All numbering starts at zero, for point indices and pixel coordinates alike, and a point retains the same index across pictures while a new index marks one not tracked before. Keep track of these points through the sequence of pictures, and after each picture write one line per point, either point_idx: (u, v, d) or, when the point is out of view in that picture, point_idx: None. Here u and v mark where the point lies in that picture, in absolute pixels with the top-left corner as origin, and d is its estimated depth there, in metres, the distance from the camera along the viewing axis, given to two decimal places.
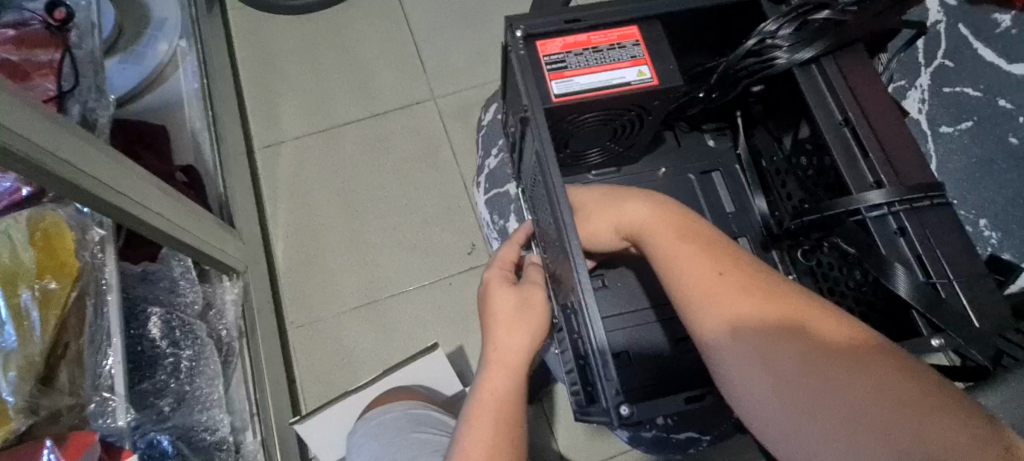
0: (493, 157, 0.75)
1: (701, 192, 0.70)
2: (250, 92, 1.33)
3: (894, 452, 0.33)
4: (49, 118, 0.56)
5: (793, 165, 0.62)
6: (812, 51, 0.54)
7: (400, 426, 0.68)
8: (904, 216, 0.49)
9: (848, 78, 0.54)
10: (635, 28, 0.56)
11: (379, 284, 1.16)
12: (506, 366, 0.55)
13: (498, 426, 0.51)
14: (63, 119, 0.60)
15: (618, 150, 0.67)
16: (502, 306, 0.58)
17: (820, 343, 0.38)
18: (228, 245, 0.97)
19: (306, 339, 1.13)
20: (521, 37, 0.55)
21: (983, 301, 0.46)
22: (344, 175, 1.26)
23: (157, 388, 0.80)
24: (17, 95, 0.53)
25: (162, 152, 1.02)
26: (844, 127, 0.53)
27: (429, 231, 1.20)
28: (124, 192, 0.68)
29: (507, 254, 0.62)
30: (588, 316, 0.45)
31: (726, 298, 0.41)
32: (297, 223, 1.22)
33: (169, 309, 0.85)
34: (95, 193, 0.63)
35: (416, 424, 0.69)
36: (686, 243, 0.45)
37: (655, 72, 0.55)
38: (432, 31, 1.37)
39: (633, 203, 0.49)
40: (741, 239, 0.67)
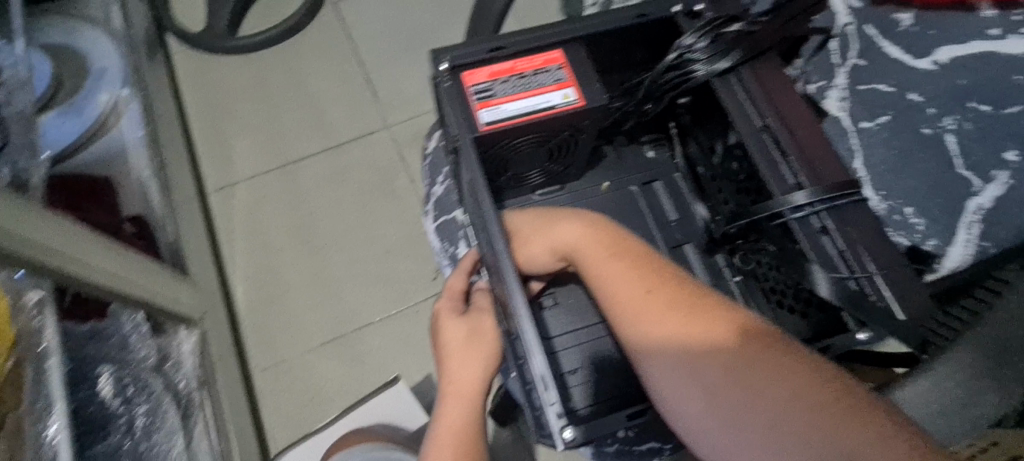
0: (439, 184, 0.75)
1: (644, 203, 0.72)
2: (201, 136, 1.32)
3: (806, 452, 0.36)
4: None
5: (726, 172, 0.64)
6: (728, 61, 0.56)
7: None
8: (825, 215, 0.51)
9: (763, 86, 0.56)
10: (559, 52, 0.58)
11: (344, 318, 1.15)
12: (460, 396, 0.55)
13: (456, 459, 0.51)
14: None
15: (557, 169, 0.68)
16: (452, 336, 0.58)
17: (739, 354, 0.41)
18: (181, 293, 0.96)
19: (273, 382, 1.10)
20: (447, 69, 0.56)
21: (905, 289, 0.48)
22: (302, 211, 1.24)
23: (111, 451, 0.74)
24: None
25: (108, 204, 1.00)
26: (764, 132, 0.55)
27: (392, 261, 1.19)
28: (61, 249, 0.66)
29: (455, 284, 0.62)
30: (527, 343, 0.46)
31: (654, 316, 0.44)
32: (256, 263, 1.20)
33: (121, 366, 0.81)
34: (27, 256, 0.60)
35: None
36: (616, 263, 0.48)
37: (581, 93, 0.57)
38: (381, 61, 1.38)
39: (567, 224, 0.51)
40: (685, 246, 0.69)
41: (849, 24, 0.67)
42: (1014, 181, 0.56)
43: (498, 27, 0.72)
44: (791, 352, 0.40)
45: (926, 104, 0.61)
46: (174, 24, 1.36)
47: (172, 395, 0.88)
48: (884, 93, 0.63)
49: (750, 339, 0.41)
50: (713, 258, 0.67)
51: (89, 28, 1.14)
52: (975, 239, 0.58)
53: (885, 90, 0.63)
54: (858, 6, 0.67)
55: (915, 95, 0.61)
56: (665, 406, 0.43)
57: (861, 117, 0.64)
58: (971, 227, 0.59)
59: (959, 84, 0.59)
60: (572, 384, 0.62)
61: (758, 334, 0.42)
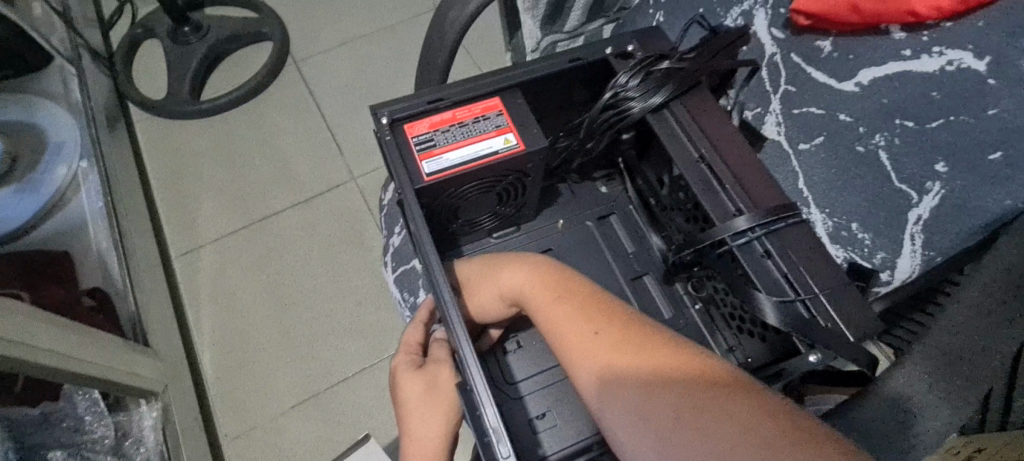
0: (396, 234, 0.75)
1: (601, 237, 0.72)
2: (164, 202, 1.31)
3: None
4: None
5: (674, 202, 0.65)
6: (660, 97, 0.58)
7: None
8: (766, 239, 0.52)
9: (696, 118, 0.58)
10: (497, 99, 0.59)
11: (317, 377, 1.11)
12: (421, 455, 0.53)
13: None
14: None
15: (510, 211, 0.68)
16: (409, 393, 0.56)
17: (687, 392, 0.40)
18: (141, 366, 0.93)
19: (243, 451, 1.06)
20: (387, 123, 0.57)
21: (849, 307, 0.49)
22: (270, 269, 1.23)
23: None
24: None
25: (64, 280, 0.97)
26: (700, 163, 0.56)
27: (364, 313, 1.17)
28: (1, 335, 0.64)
29: (413, 337, 0.61)
30: (478, 394, 0.46)
31: (602, 356, 0.44)
32: (224, 327, 1.17)
33: (73, 450, 0.78)
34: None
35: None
36: (563, 306, 0.47)
37: (521, 138, 0.58)
38: (344, 115, 1.40)
39: (514, 269, 0.52)
40: (644, 277, 0.69)
41: (775, 53, 0.70)
42: (947, 190, 0.57)
43: (443, 78, 0.74)
44: (738, 386, 0.40)
45: (855, 124, 0.63)
46: (134, 93, 1.37)
47: None
48: (817, 116, 0.66)
49: (698, 374, 0.41)
50: (672, 286, 0.68)
51: (50, 105, 1.14)
52: (921, 249, 0.60)
53: (816, 113, 0.66)
54: (781, 36, 0.69)
55: (845, 116, 0.64)
56: (619, 450, 0.42)
57: (799, 139, 0.67)
58: (915, 239, 0.60)
59: (883, 103, 0.61)
60: (541, 429, 0.61)
61: (704, 369, 0.42)
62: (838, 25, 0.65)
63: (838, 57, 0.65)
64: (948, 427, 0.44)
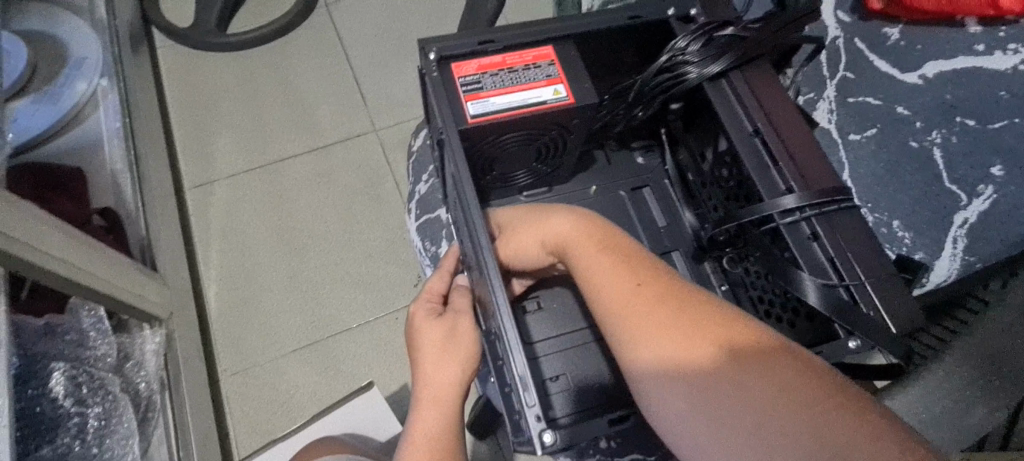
0: (423, 183, 0.73)
1: (633, 208, 0.70)
2: (181, 131, 1.28)
3: (799, 451, 0.35)
4: None
5: (715, 179, 0.63)
6: (719, 65, 0.56)
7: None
8: (815, 221, 0.50)
9: (754, 91, 0.56)
10: (550, 49, 0.57)
11: (322, 323, 1.11)
12: (437, 402, 0.52)
13: None
14: None
15: (546, 170, 0.66)
16: (428, 339, 0.54)
17: (731, 349, 0.40)
18: (149, 290, 0.91)
19: (240, 386, 1.06)
20: (435, 59, 0.55)
21: (893, 298, 0.47)
22: (282, 210, 1.21)
23: (59, 454, 0.72)
24: None
25: (77, 195, 0.95)
26: (754, 138, 0.54)
27: (372, 265, 1.16)
28: (11, 233, 0.63)
29: (435, 284, 0.60)
30: (507, 341, 0.44)
31: (640, 310, 0.43)
32: (231, 264, 1.16)
33: (75, 364, 0.77)
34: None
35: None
36: (606, 255, 0.47)
37: (571, 90, 0.55)
38: (371, 64, 1.36)
39: (554, 218, 0.50)
40: (672, 253, 0.68)
41: (838, 37, 0.67)
42: (999, 195, 0.56)
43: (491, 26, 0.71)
44: (779, 352, 0.39)
45: (913, 118, 0.61)
46: (160, 18, 1.34)
47: (128, 396, 0.82)
48: (872, 106, 0.64)
49: (745, 334, 0.41)
50: (701, 265, 0.67)
51: (70, 16, 1.11)
52: (961, 252, 0.57)
53: (873, 103, 0.64)
54: (850, 22, 0.67)
55: (902, 109, 0.62)
56: (648, 405, 0.42)
57: (849, 129, 0.65)
58: (957, 241, 0.58)
59: (947, 99, 0.59)
60: (554, 391, 0.60)
61: (750, 330, 0.41)
62: (910, 11, 0.62)
63: (904, 46, 0.63)
64: (981, 427, 0.42)
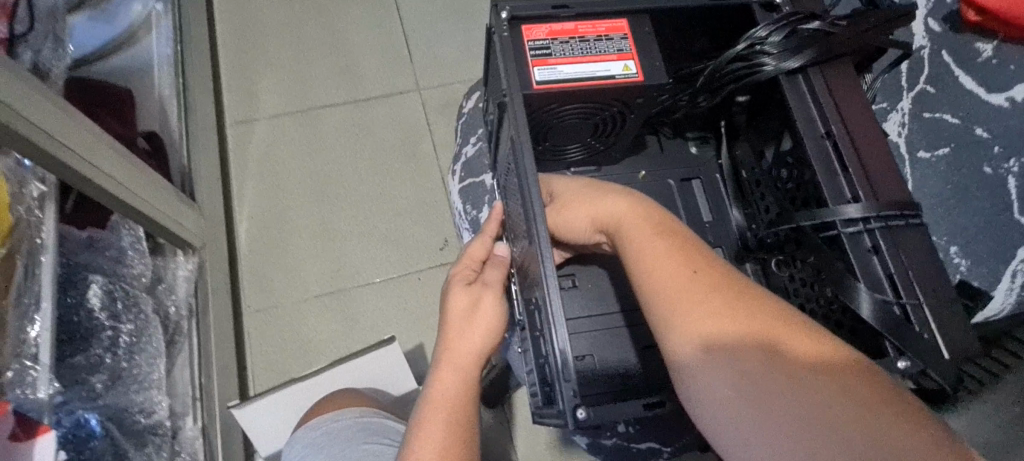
0: (471, 145, 0.72)
1: (680, 199, 0.70)
2: (227, 65, 1.28)
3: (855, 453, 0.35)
4: None
5: (773, 179, 0.62)
6: (798, 62, 0.53)
7: (351, 436, 0.64)
8: (878, 234, 0.48)
9: (833, 91, 0.54)
10: (624, 22, 0.55)
11: (346, 273, 1.12)
12: (454, 367, 0.51)
13: (450, 426, 0.48)
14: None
15: (599, 148, 0.65)
16: (455, 305, 0.53)
17: (787, 346, 0.40)
18: (187, 219, 0.92)
19: (262, 324, 1.08)
20: (506, 19, 0.53)
21: (951, 323, 0.46)
22: (319, 157, 1.22)
23: (91, 363, 0.73)
24: None
25: (124, 116, 0.97)
26: (825, 140, 0.52)
27: (400, 224, 1.17)
28: (65, 142, 0.65)
29: (476, 250, 0.57)
30: (550, 314, 0.44)
31: (695, 296, 0.43)
32: (264, 204, 1.17)
33: (112, 279, 0.79)
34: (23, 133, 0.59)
35: (369, 433, 0.65)
36: (661, 238, 0.46)
37: (641, 68, 0.53)
38: (422, 20, 1.35)
39: (611, 197, 0.50)
40: (715, 249, 0.67)
41: (924, 47, 0.64)
42: None
43: None
44: (835, 355, 0.39)
45: (992, 141, 0.59)
46: None
47: (158, 317, 0.84)
48: (949, 124, 0.61)
49: (801, 335, 0.40)
50: (741, 265, 0.66)
51: None
52: (1018, 286, 0.56)
53: (950, 121, 0.61)
54: (940, 32, 0.64)
55: (982, 131, 0.60)
56: (691, 388, 0.41)
57: (919, 146, 0.62)
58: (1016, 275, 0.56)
59: None
60: (579, 370, 0.59)
61: (807, 331, 0.41)
62: (1009, 27, 0.61)
63: (994, 64, 0.61)
64: None
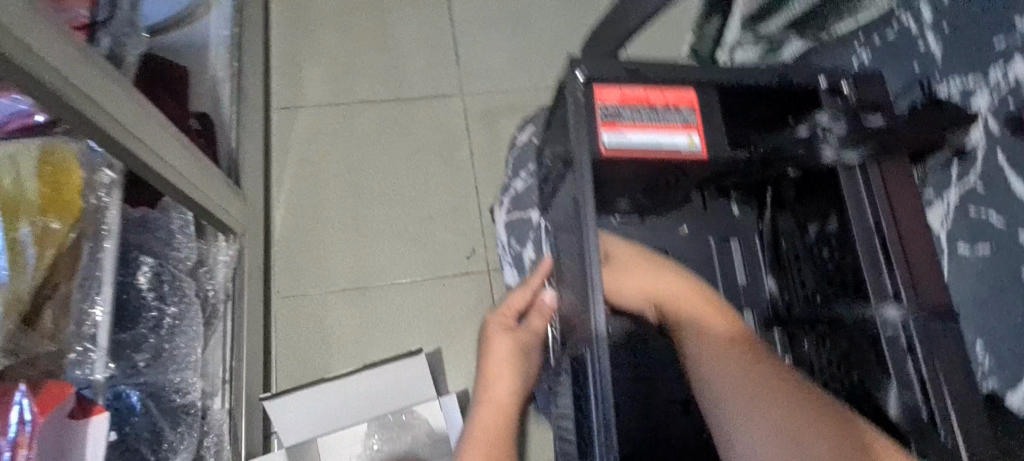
0: (521, 179, 0.75)
1: (718, 258, 0.72)
2: (278, 49, 1.30)
3: None
4: (40, 62, 0.54)
5: (814, 256, 0.64)
6: (857, 155, 0.55)
7: None
8: (915, 335, 0.50)
9: (887, 185, 0.55)
10: (693, 92, 0.56)
11: (374, 270, 1.15)
12: (497, 406, 0.57)
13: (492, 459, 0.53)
14: (81, 57, 0.59)
15: (648, 203, 0.68)
16: (498, 353, 0.59)
17: (844, 439, 0.43)
18: (232, 205, 0.95)
19: (290, 310, 1.11)
20: (583, 80, 0.55)
21: (978, 432, 0.47)
22: (358, 152, 1.24)
23: (136, 341, 0.77)
24: (32, 26, 0.52)
25: (180, 97, 0.99)
26: (874, 235, 0.54)
27: (431, 228, 1.19)
28: (128, 128, 0.67)
29: (519, 300, 0.61)
30: (598, 377, 0.47)
31: (757, 379, 0.47)
32: (301, 192, 1.20)
33: (161, 262, 0.82)
34: (86, 116, 0.61)
35: None
36: (720, 325, 0.53)
37: (706, 144, 0.56)
38: (473, 25, 1.36)
39: (671, 279, 0.58)
40: (745, 312, 0.70)
41: (978, 145, 0.62)
42: None
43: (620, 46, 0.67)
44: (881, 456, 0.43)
45: None
46: None
47: (199, 298, 0.88)
48: (993, 225, 0.61)
49: (852, 430, 0.44)
50: (769, 331, 0.69)
51: None
52: None
53: (994, 222, 0.61)
54: (1000, 134, 0.61)
55: None
56: (734, 439, 0.45)
57: (960, 238, 0.64)
58: None
59: None
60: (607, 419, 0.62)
61: (856, 428, 0.45)
62: None
63: None
64: None
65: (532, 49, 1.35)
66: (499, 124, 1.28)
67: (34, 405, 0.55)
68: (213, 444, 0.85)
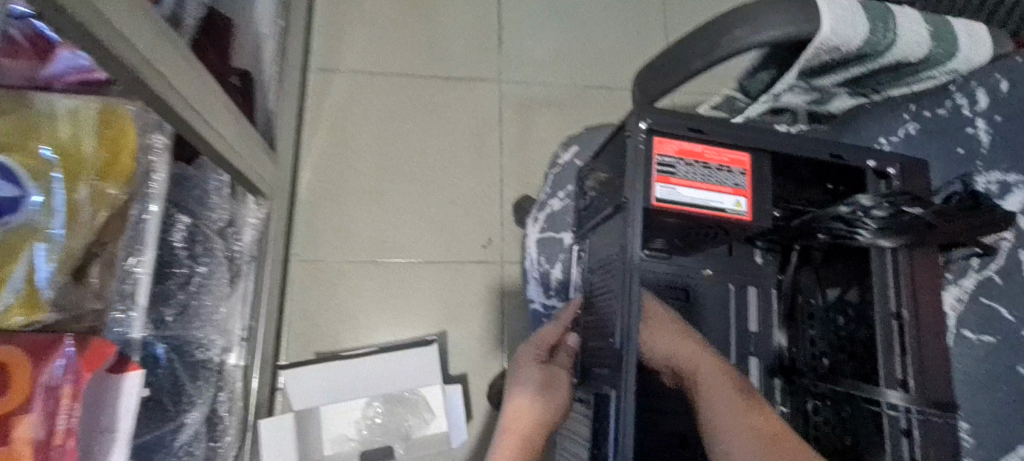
0: (558, 199, 0.79)
1: (734, 303, 0.75)
2: (322, 8, 1.28)
3: None
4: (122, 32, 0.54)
5: (827, 320, 0.67)
6: (888, 241, 0.58)
7: None
8: (915, 421, 0.54)
9: (914, 274, 0.57)
10: (748, 156, 0.58)
11: (391, 246, 1.18)
12: (520, 435, 0.59)
13: None
14: (152, 26, 0.59)
15: (680, 245, 0.70)
16: (526, 378, 0.62)
17: None
18: (263, 169, 0.96)
19: (306, 274, 1.14)
20: (644, 129, 0.56)
21: None
22: (389, 126, 1.24)
23: (166, 296, 0.78)
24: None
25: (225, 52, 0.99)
26: (893, 320, 0.57)
27: (452, 213, 1.21)
28: (185, 97, 0.68)
29: (548, 336, 0.67)
30: (620, 422, 0.49)
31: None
32: (329, 158, 1.21)
33: (195, 221, 0.83)
34: (154, 89, 0.61)
35: None
36: (740, 398, 0.57)
37: (752, 207, 0.57)
38: (520, 13, 1.34)
39: (689, 342, 0.61)
40: (751, 358, 0.73)
41: (1005, 239, 0.65)
42: None
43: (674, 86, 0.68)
44: None
45: None
46: None
47: (226, 258, 0.90)
48: (1004, 318, 0.64)
49: None
50: (771, 379, 0.73)
51: None
52: None
53: (1006, 316, 0.64)
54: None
55: None
56: None
57: (968, 325, 0.66)
58: None
59: None
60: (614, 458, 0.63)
61: None
62: None
63: None
64: None
65: (575, 46, 1.33)
66: (533, 117, 1.28)
67: (79, 361, 0.58)
68: (227, 400, 0.89)
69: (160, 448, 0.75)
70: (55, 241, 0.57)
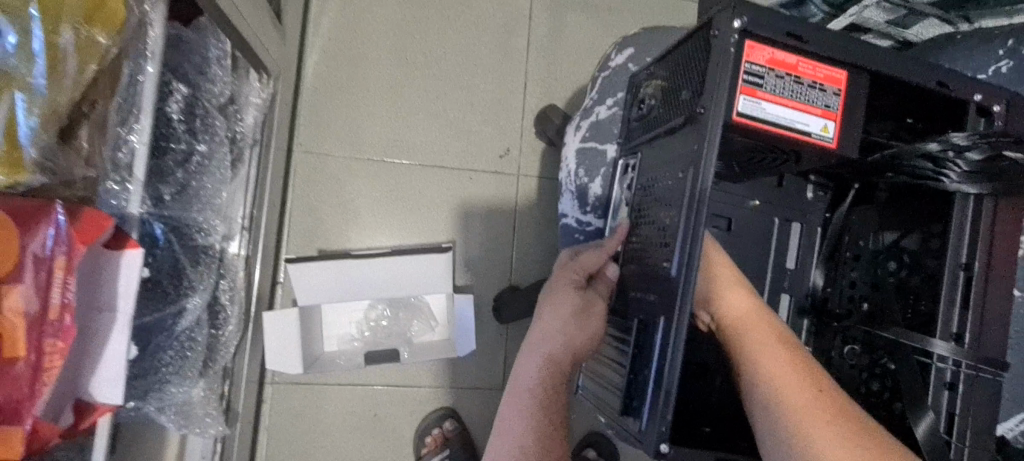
0: (605, 107, 0.75)
1: (776, 238, 0.71)
2: None
3: None
4: None
5: (874, 264, 0.65)
6: (975, 188, 0.54)
7: None
8: (962, 374, 0.54)
9: (993, 228, 0.55)
10: (845, 75, 0.50)
11: (402, 145, 1.09)
12: (547, 356, 0.59)
13: (539, 405, 0.56)
14: None
15: (735, 169, 0.65)
16: (562, 303, 0.61)
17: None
18: (267, 40, 0.86)
19: (311, 167, 1.07)
20: (738, 29, 0.47)
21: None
22: (407, 11, 1.11)
23: (162, 172, 0.73)
24: None
25: None
26: (960, 272, 0.56)
27: (470, 115, 1.12)
28: None
29: (588, 262, 0.63)
30: (671, 353, 0.47)
31: (821, 414, 0.51)
32: (338, 41, 1.09)
33: (194, 92, 0.74)
34: None
35: None
36: (785, 350, 0.56)
37: (838, 133, 0.51)
38: None
39: (738, 292, 0.60)
40: (783, 294, 0.71)
41: None
42: None
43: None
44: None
45: None
46: None
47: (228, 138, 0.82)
48: None
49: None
50: (800, 319, 0.71)
51: None
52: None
53: None
54: None
55: None
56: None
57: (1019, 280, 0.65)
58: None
59: None
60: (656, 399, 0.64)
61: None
62: None
63: None
64: None
65: None
66: (567, 19, 1.16)
67: (72, 231, 0.51)
68: (228, 288, 0.85)
69: (159, 330, 0.73)
70: (36, 94, 0.49)
